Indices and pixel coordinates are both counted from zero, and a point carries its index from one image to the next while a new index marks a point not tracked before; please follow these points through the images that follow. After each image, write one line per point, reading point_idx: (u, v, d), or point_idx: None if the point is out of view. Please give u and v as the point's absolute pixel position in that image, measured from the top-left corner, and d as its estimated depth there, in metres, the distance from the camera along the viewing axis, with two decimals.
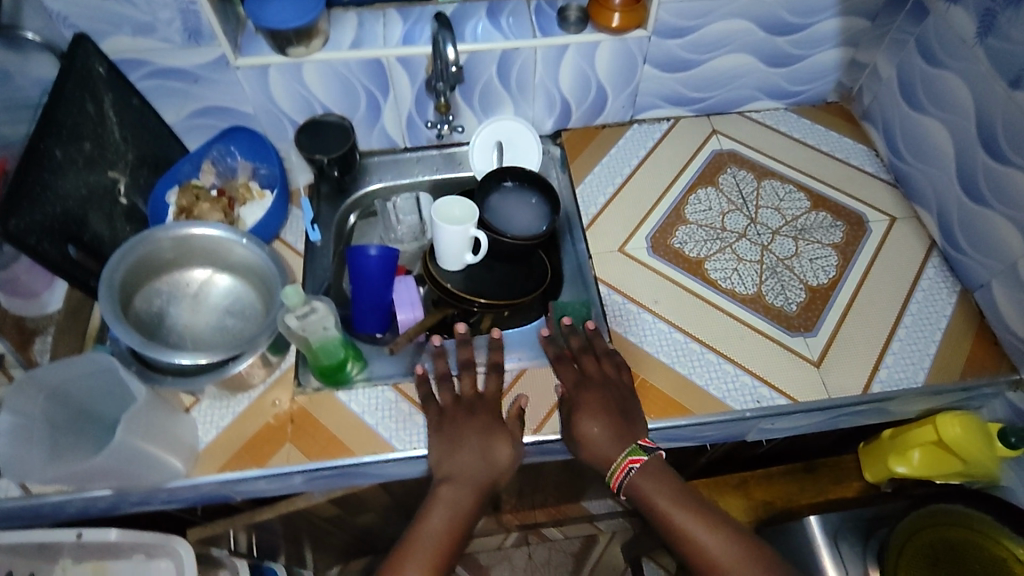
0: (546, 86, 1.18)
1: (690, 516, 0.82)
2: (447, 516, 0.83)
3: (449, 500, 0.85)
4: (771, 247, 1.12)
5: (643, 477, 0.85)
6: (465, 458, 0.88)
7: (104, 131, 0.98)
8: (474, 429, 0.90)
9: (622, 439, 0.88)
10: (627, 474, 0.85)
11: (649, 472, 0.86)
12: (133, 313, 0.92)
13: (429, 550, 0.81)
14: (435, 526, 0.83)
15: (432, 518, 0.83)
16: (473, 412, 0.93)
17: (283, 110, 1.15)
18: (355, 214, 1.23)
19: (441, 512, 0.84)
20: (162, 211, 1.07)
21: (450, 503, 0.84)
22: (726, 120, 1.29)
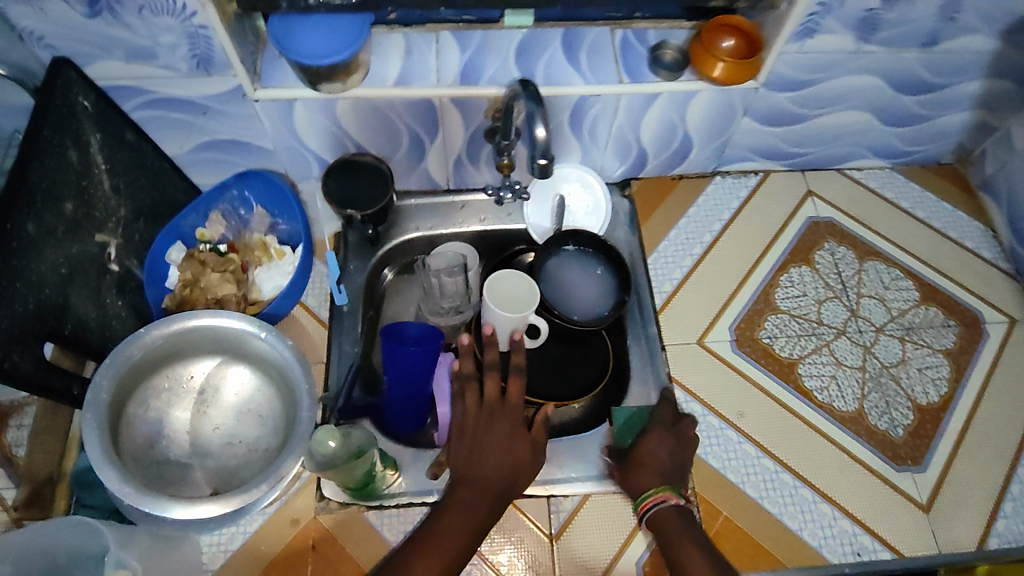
0: (624, 134, 0.98)
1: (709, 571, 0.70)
2: (450, 541, 0.69)
3: (456, 522, 0.71)
4: (874, 349, 0.96)
5: (675, 517, 0.75)
6: (485, 467, 0.74)
7: (90, 183, 0.78)
8: (499, 440, 0.76)
9: (667, 478, 0.78)
10: (659, 506, 0.76)
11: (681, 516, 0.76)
12: (127, 428, 0.76)
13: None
14: (435, 552, 0.68)
15: (437, 540, 0.69)
16: (497, 415, 0.78)
17: (308, 147, 0.95)
18: (390, 268, 1.06)
19: (446, 537, 0.70)
20: (163, 273, 0.89)
21: (458, 526, 0.70)
22: (823, 178, 1.10)
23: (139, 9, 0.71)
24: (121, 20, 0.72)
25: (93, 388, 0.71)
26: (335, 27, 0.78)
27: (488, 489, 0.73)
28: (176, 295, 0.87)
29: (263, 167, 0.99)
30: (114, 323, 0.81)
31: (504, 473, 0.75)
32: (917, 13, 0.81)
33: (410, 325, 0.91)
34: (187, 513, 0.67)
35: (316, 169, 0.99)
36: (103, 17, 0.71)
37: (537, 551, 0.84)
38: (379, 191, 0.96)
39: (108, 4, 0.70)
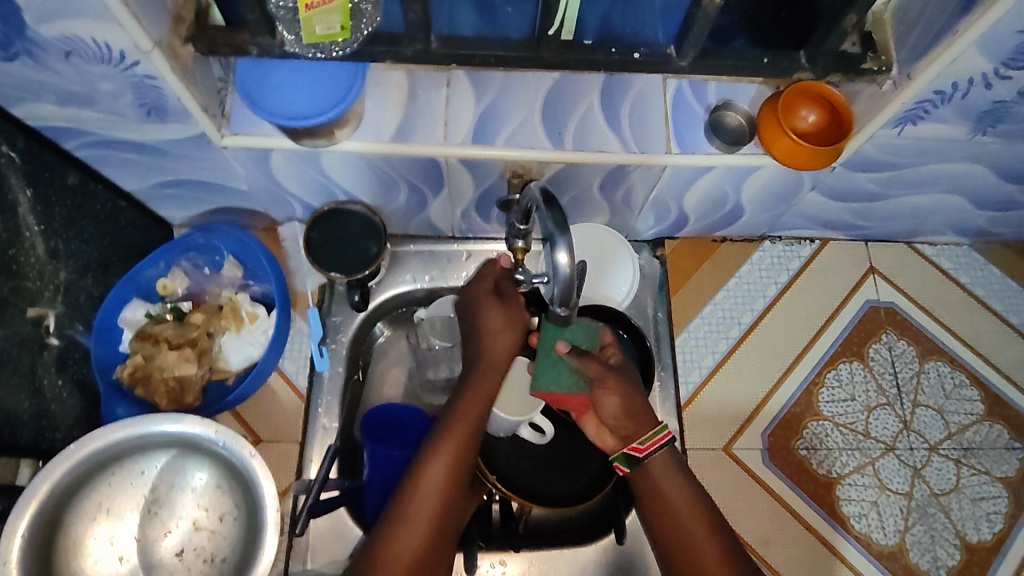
0: (663, 198, 0.83)
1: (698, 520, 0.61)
2: (452, 457, 0.62)
3: (456, 426, 0.64)
4: (924, 473, 0.84)
5: (671, 460, 0.64)
6: (483, 364, 0.67)
7: (19, 250, 0.65)
8: (500, 328, 0.67)
9: (648, 418, 0.64)
10: (648, 454, 0.63)
11: (673, 459, 0.64)
12: (61, 554, 0.65)
13: (428, 503, 0.60)
14: (433, 475, 0.61)
15: (432, 464, 0.62)
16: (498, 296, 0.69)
17: (290, 191, 0.81)
18: (384, 322, 0.92)
19: (443, 459, 0.62)
20: (114, 337, 0.77)
21: (460, 434, 0.63)
22: (888, 251, 0.95)
23: (66, 54, 0.55)
24: (46, 65, 0.57)
25: (10, 524, 0.61)
26: (319, 77, 0.63)
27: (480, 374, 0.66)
28: (126, 372, 0.75)
29: (237, 205, 0.85)
30: (53, 408, 0.70)
31: (505, 355, 0.67)
32: None
33: (391, 408, 0.84)
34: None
35: (299, 211, 0.86)
36: (22, 60, 0.56)
37: None
38: (369, 248, 0.81)
39: (26, 48, 0.55)
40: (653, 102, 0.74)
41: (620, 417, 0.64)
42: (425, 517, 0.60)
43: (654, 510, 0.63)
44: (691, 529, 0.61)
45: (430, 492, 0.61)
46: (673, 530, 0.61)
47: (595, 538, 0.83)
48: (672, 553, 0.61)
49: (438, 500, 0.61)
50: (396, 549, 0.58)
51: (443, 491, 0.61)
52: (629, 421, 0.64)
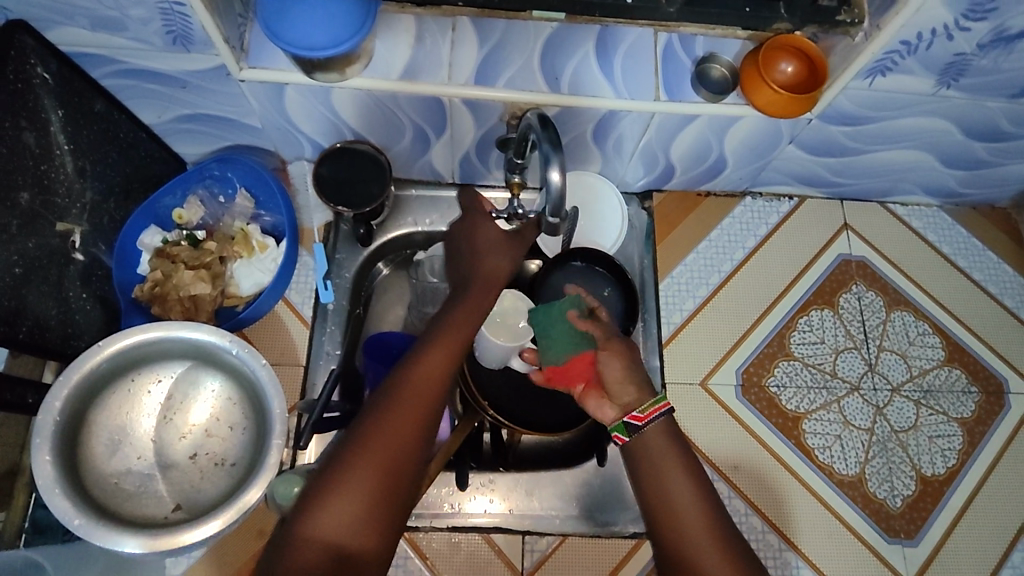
0: (652, 148, 0.88)
1: (690, 491, 0.56)
2: (416, 396, 0.57)
3: (427, 362, 0.59)
4: (886, 411, 0.91)
5: (668, 429, 0.59)
6: (472, 299, 0.65)
7: (51, 165, 0.71)
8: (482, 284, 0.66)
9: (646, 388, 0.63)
10: (647, 424, 0.60)
11: (669, 429, 0.60)
12: (85, 442, 0.70)
13: (410, 406, 0.56)
14: (392, 416, 0.56)
15: (402, 396, 0.57)
16: (482, 251, 0.69)
17: (301, 129, 0.87)
18: (385, 261, 0.99)
19: (412, 396, 0.57)
20: (134, 257, 0.82)
21: (432, 371, 0.59)
22: (862, 209, 1.01)
23: None
24: None
25: (45, 403, 0.65)
26: (329, 7, 0.67)
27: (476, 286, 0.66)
28: (144, 289, 0.80)
29: (250, 143, 0.90)
30: (78, 318, 0.76)
31: (498, 273, 0.68)
32: (1012, 64, 0.72)
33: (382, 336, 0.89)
34: (146, 544, 0.63)
35: (309, 150, 0.91)
36: None
37: None
38: (374, 185, 0.88)
39: None
40: (643, 51, 0.79)
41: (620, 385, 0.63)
42: (389, 448, 0.55)
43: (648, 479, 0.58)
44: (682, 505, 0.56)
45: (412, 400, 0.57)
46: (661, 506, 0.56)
47: (579, 462, 0.88)
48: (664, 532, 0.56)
49: (401, 435, 0.55)
50: (351, 485, 0.53)
51: (407, 427, 0.56)
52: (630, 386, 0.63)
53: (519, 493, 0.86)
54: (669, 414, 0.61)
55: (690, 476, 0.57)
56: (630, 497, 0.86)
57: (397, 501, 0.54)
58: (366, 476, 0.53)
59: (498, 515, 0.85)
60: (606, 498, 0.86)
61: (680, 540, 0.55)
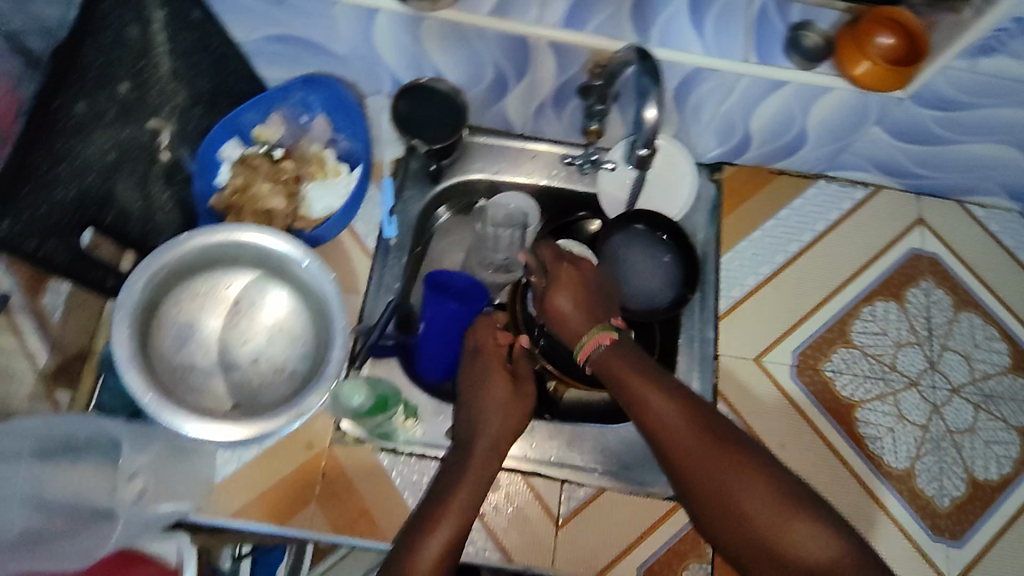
0: (731, 115, 0.87)
1: (670, 408, 0.59)
2: (481, 461, 0.68)
3: (483, 433, 0.70)
4: (943, 410, 0.88)
5: (610, 358, 0.64)
6: (502, 380, 0.74)
7: (148, 63, 0.72)
8: (485, 370, 0.74)
9: (599, 312, 0.68)
10: (592, 356, 0.65)
11: (619, 351, 0.64)
12: (158, 325, 0.73)
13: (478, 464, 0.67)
14: (466, 477, 0.66)
15: (473, 447, 0.69)
16: (485, 385, 0.73)
17: (385, 62, 0.88)
18: (447, 206, 1.00)
19: (479, 452, 0.69)
20: (214, 168, 0.84)
21: (481, 451, 0.69)
22: (939, 206, 0.99)
23: None
24: None
25: (129, 284, 0.67)
26: None
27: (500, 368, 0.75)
28: (223, 197, 0.82)
29: (333, 72, 0.91)
30: (158, 215, 0.78)
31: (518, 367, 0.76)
32: None
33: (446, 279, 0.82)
34: (205, 432, 0.66)
35: (389, 84, 0.92)
36: None
37: (541, 530, 0.83)
38: (449, 123, 0.89)
39: None
40: None
41: (577, 310, 0.67)
42: (466, 492, 0.65)
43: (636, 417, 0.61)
44: (673, 425, 0.59)
45: (476, 455, 0.68)
46: (657, 434, 0.59)
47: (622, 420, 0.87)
48: (677, 462, 0.58)
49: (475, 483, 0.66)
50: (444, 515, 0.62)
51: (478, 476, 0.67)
52: (569, 324, 0.68)
53: (559, 441, 0.85)
54: (609, 344, 0.65)
55: (666, 394, 0.60)
56: None
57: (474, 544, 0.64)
58: (452, 519, 0.62)
59: (537, 460, 0.84)
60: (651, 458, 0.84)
61: (700, 476, 0.57)
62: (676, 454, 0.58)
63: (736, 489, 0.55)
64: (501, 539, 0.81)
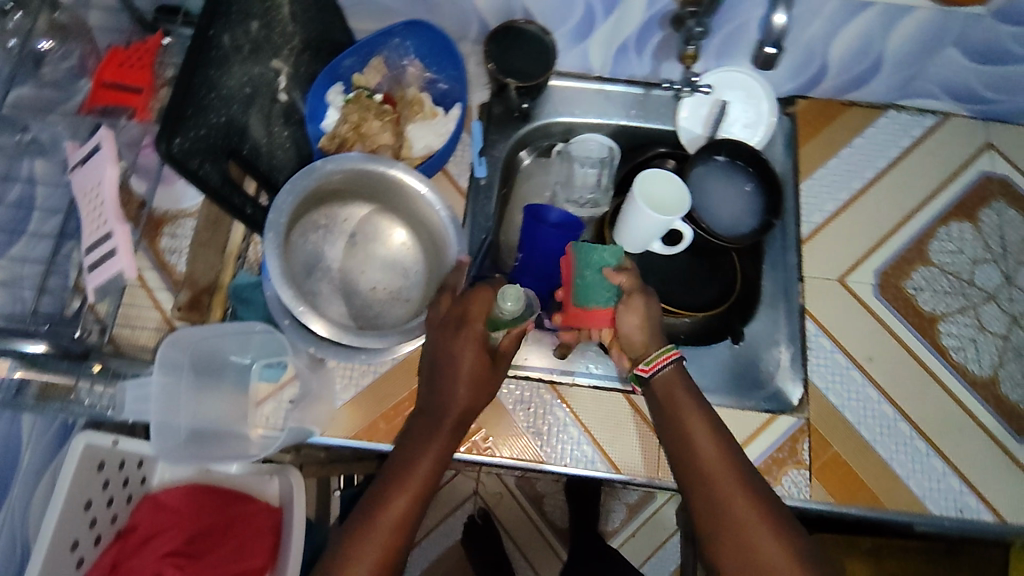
0: (812, 43, 0.91)
1: (711, 443, 0.70)
2: (409, 499, 0.65)
3: (417, 470, 0.66)
4: (1021, 321, 0.92)
5: (676, 377, 0.74)
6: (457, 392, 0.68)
7: (274, 4, 0.76)
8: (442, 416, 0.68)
9: (654, 340, 0.76)
10: (654, 375, 0.74)
11: (679, 373, 0.75)
12: (292, 251, 0.78)
13: (411, 486, 0.65)
14: (394, 503, 0.64)
15: (400, 481, 0.65)
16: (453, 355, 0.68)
17: (476, 4, 0.91)
18: (528, 150, 1.05)
19: (408, 483, 0.65)
20: (322, 112, 0.87)
21: (410, 481, 0.65)
22: (1006, 131, 1.02)
23: None
24: None
25: (275, 206, 0.71)
26: None
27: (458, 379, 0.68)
28: (334, 139, 0.85)
29: (424, 18, 0.95)
30: (278, 153, 0.82)
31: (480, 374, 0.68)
32: None
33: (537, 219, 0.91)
34: (331, 330, 0.71)
35: (476, 29, 0.96)
36: None
37: (644, 444, 0.85)
38: (540, 63, 0.93)
39: None
40: None
41: (635, 336, 0.75)
42: (393, 520, 0.64)
43: (677, 446, 0.72)
44: (709, 457, 0.69)
45: (410, 484, 0.65)
46: (693, 460, 0.70)
47: (713, 341, 0.93)
48: (697, 488, 0.68)
49: (403, 514, 0.64)
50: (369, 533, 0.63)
51: (409, 503, 0.65)
52: (637, 342, 0.75)
53: None
54: (678, 362, 0.74)
55: (710, 428, 0.71)
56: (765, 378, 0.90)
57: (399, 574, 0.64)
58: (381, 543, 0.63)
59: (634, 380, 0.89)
60: (750, 377, 0.90)
61: (716, 506, 0.66)
62: (704, 483, 0.68)
63: (748, 522, 0.65)
64: (610, 454, 0.85)
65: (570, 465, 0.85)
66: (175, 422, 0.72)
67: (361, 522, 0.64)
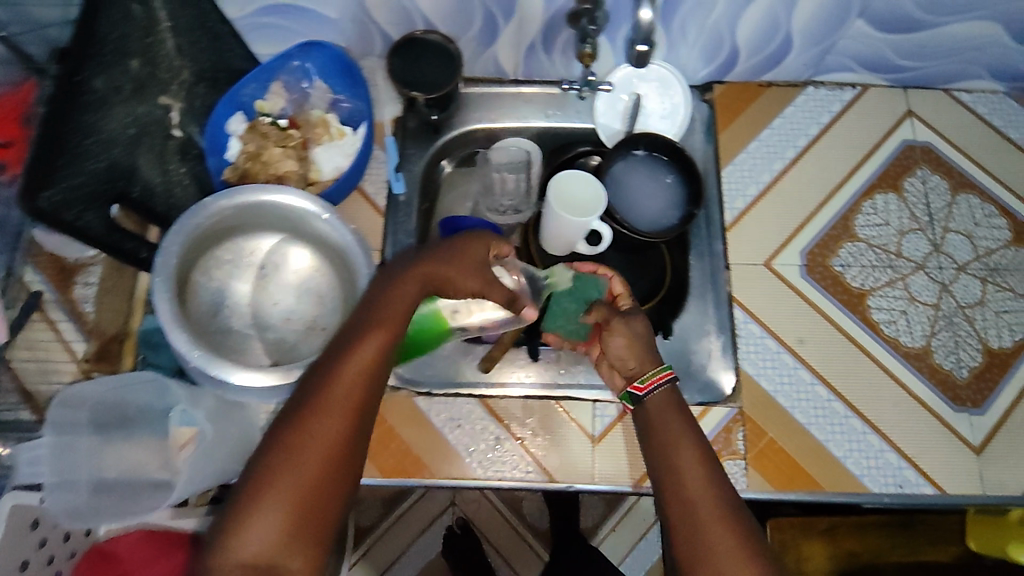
0: (718, 27, 0.89)
1: (694, 461, 0.68)
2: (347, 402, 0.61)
3: (353, 368, 0.62)
4: (951, 288, 0.91)
5: (667, 402, 0.75)
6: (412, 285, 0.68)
7: (154, 40, 0.74)
8: (374, 319, 0.65)
9: (649, 360, 0.79)
10: (648, 394, 0.77)
11: (669, 398, 0.76)
12: (193, 292, 0.78)
13: (351, 389, 0.61)
14: (326, 412, 0.60)
15: (334, 386, 0.61)
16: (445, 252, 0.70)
17: (373, 18, 0.89)
18: (449, 159, 1.02)
19: (344, 384, 0.61)
20: (222, 143, 0.86)
21: (347, 386, 0.61)
22: (927, 97, 1.01)
23: None
24: None
25: (164, 249, 0.70)
26: None
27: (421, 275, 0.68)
28: (237, 168, 0.84)
29: (324, 37, 0.93)
30: (177, 191, 0.81)
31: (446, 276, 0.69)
32: None
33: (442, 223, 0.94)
34: (287, 375, 0.69)
35: (380, 43, 0.93)
36: None
37: (578, 450, 0.85)
38: (444, 72, 0.91)
39: None
40: None
41: (625, 357, 0.80)
42: (330, 432, 0.59)
43: (660, 458, 0.70)
44: (690, 474, 0.67)
45: (347, 385, 0.61)
46: (673, 475, 0.68)
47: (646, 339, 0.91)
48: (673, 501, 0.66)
49: (340, 424, 0.60)
50: (299, 454, 0.58)
51: (347, 413, 0.60)
52: (631, 359, 0.80)
53: (585, 366, 0.90)
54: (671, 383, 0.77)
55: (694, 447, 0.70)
56: (697, 370, 0.88)
57: (333, 504, 0.59)
58: (315, 460, 0.58)
59: (566, 385, 0.89)
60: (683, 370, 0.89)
61: (692, 523, 0.64)
62: (683, 502, 0.65)
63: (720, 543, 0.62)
64: (544, 463, 0.85)
65: (505, 479, 0.84)
66: (74, 478, 0.70)
67: (291, 439, 0.59)
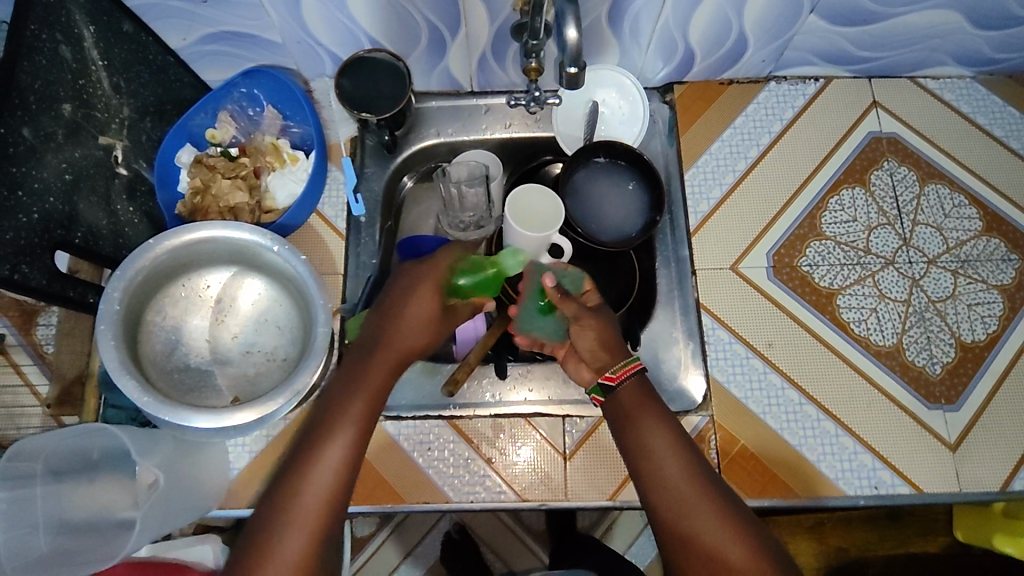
0: (669, 30, 0.87)
1: (664, 443, 0.69)
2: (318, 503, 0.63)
3: (318, 472, 0.64)
4: (922, 282, 0.90)
5: (639, 387, 0.73)
6: (378, 365, 0.70)
7: (85, 82, 0.73)
8: (348, 414, 0.67)
9: (618, 355, 0.76)
10: (620, 383, 0.73)
11: (641, 387, 0.73)
12: (148, 332, 0.76)
13: (317, 491, 0.63)
14: (296, 525, 0.62)
15: (301, 483, 0.63)
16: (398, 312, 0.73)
17: (319, 41, 0.87)
18: (410, 175, 1.01)
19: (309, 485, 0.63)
20: (174, 176, 0.86)
21: (314, 486, 0.63)
22: (891, 86, 0.99)
23: None
24: None
25: (108, 294, 0.69)
26: None
27: (389, 346, 0.71)
28: (189, 201, 0.84)
29: (272, 62, 0.91)
30: (127, 230, 0.81)
31: (413, 341, 0.72)
32: None
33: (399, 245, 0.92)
34: (261, 410, 0.69)
35: (329, 64, 0.92)
36: None
37: (551, 468, 0.84)
38: (393, 87, 0.88)
39: None
40: None
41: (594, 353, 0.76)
42: (299, 541, 0.61)
43: (634, 440, 0.70)
44: (665, 458, 0.68)
45: (315, 489, 0.63)
46: (651, 460, 0.69)
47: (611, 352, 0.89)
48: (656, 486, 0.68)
49: (311, 521, 0.62)
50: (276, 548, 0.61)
51: (318, 510, 0.63)
52: (599, 357, 0.76)
53: (556, 380, 0.88)
54: (640, 374, 0.73)
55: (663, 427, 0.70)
56: (666, 379, 0.86)
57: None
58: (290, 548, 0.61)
59: (537, 400, 0.87)
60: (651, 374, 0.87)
61: (678, 505, 0.66)
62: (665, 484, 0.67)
63: (706, 527, 0.64)
64: (516, 483, 0.83)
65: (477, 499, 0.83)
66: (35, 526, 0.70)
67: (265, 538, 0.62)
